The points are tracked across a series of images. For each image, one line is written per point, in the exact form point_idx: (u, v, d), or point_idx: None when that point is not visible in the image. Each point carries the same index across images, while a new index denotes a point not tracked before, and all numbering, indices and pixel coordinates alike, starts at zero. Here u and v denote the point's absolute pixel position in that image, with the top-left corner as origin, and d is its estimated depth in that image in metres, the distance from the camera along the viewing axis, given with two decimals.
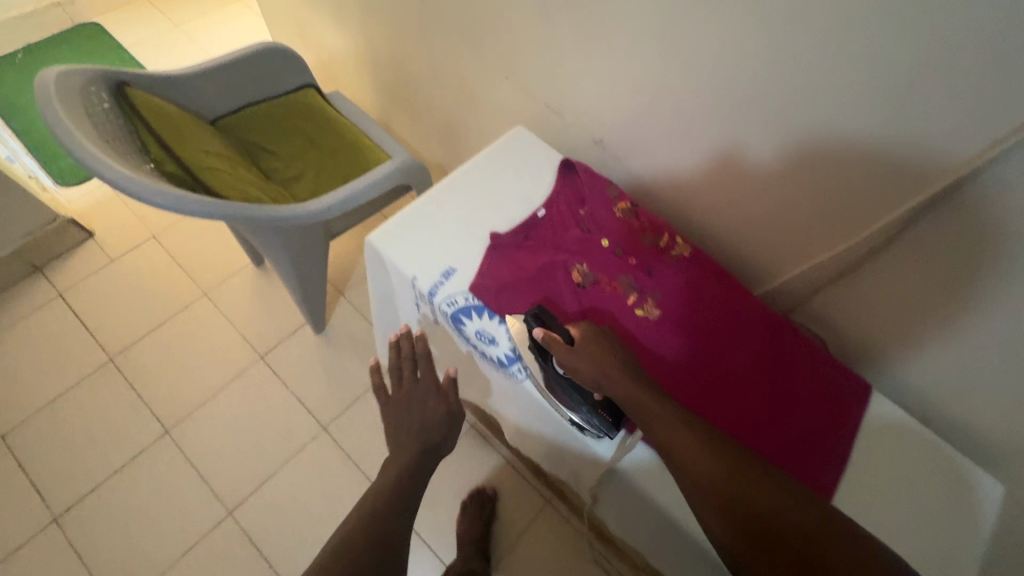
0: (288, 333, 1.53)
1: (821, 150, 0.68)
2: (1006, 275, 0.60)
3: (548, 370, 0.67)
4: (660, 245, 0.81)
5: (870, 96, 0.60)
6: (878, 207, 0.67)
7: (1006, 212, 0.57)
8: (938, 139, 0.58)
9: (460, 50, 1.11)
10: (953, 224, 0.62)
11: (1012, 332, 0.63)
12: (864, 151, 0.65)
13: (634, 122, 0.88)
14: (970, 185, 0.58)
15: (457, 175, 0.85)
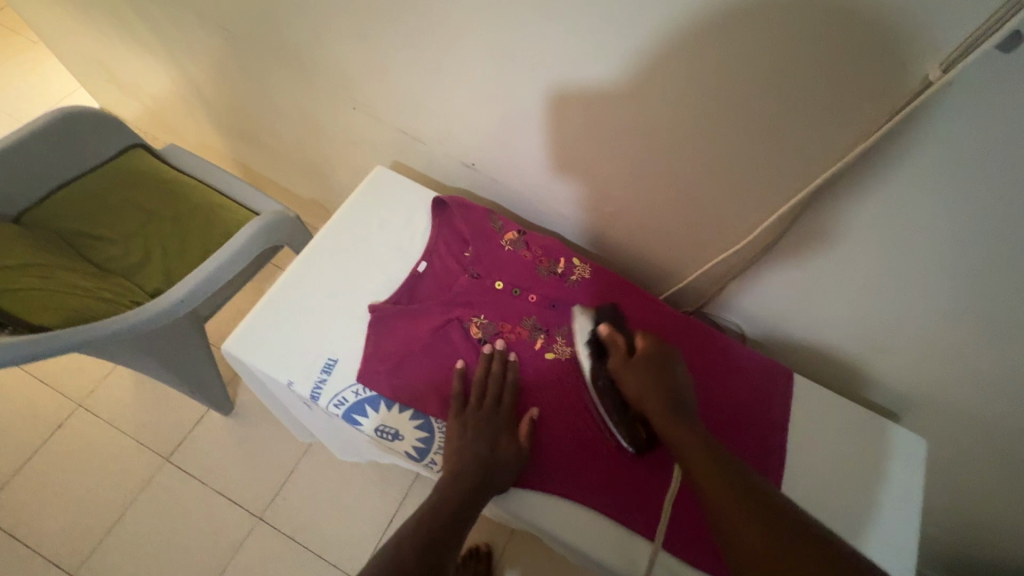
0: (192, 423, 1.36)
1: (692, 160, 0.64)
2: (915, 257, 0.57)
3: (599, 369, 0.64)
4: (557, 272, 0.75)
5: (755, 95, 0.53)
6: (752, 208, 0.65)
7: (875, 211, 0.56)
8: (801, 142, 0.55)
9: (298, 85, 0.97)
10: (867, 219, 0.57)
11: (924, 302, 0.61)
12: (756, 151, 0.58)
13: (506, 142, 0.79)
14: (879, 178, 0.53)
15: (321, 243, 0.73)
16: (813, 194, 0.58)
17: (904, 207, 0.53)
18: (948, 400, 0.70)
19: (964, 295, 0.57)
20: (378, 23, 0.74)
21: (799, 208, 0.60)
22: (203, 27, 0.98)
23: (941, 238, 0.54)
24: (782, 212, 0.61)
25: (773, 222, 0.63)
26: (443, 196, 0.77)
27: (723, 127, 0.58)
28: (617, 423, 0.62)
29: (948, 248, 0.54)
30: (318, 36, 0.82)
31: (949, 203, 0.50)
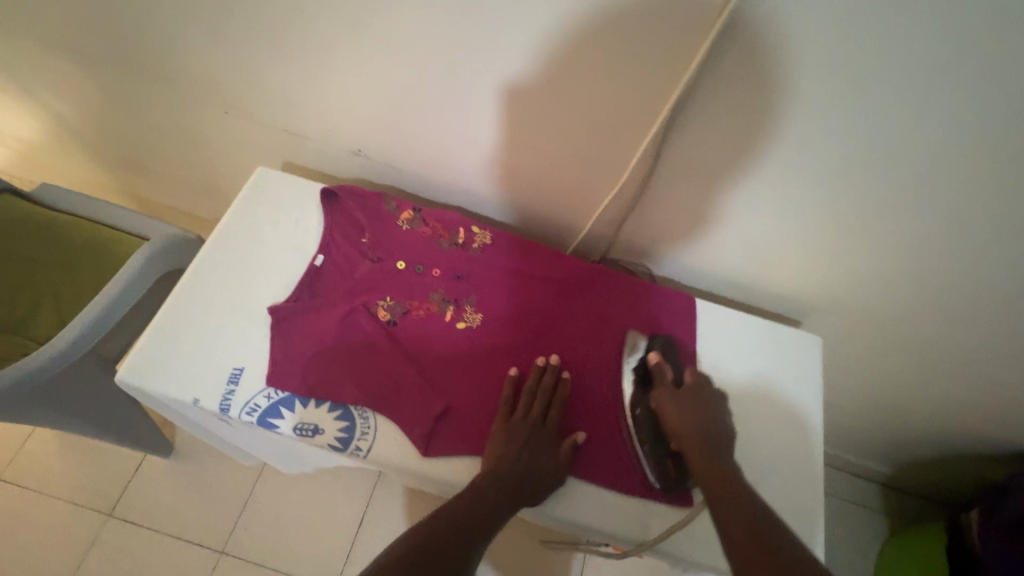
0: (132, 472, 1.29)
1: (563, 109, 0.66)
2: (770, 159, 0.61)
3: (642, 398, 0.66)
4: (458, 243, 0.75)
5: (594, 30, 0.55)
6: (625, 146, 0.67)
7: (729, 130, 0.60)
8: (649, 72, 0.57)
9: (164, 99, 0.92)
10: (722, 134, 0.61)
11: (788, 200, 0.66)
12: (611, 86, 0.61)
13: (384, 121, 0.78)
14: (720, 92, 0.56)
15: (209, 254, 0.70)
16: (670, 123, 0.61)
17: (747, 115, 0.57)
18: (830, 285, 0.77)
19: (818, 182, 0.62)
20: (228, 16, 0.70)
21: (662, 139, 0.63)
22: (45, 51, 0.90)
23: (783, 138, 0.58)
24: (648, 142, 0.64)
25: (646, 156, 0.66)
26: (330, 187, 0.75)
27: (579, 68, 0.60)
28: (649, 456, 0.63)
29: (794, 144, 0.59)
30: (170, 40, 0.78)
31: (779, 101, 0.55)
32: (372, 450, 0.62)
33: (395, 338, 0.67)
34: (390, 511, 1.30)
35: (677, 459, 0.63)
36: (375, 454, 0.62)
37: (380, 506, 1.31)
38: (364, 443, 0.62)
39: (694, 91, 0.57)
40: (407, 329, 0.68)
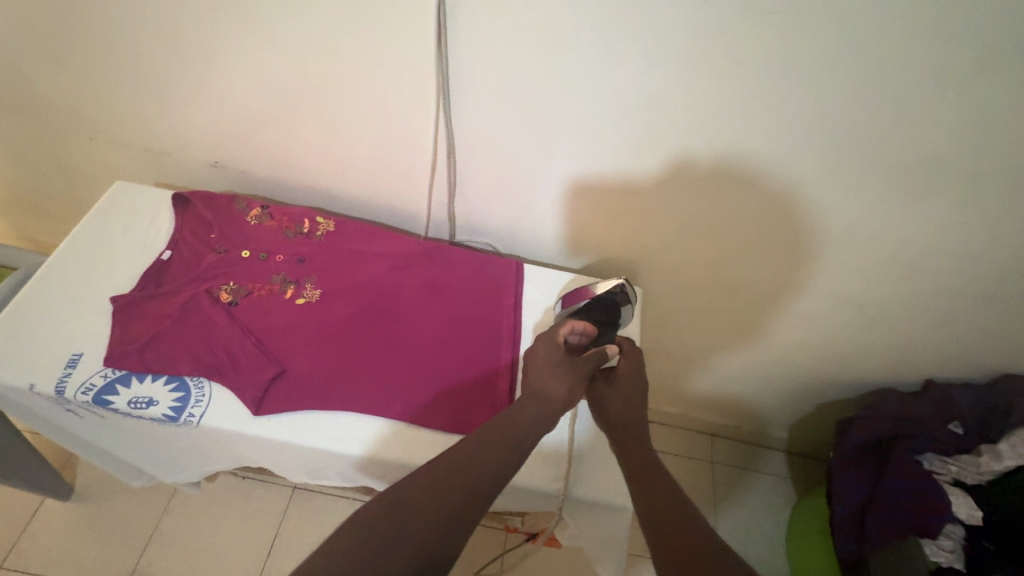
0: (25, 520, 1.25)
1: (366, 95, 0.77)
2: (535, 116, 0.75)
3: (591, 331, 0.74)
4: (302, 232, 0.83)
5: (365, 24, 0.68)
6: (424, 120, 0.79)
7: (495, 89, 0.73)
8: (412, 47, 0.70)
9: (35, 137, 0.98)
10: (491, 98, 0.74)
11: (566, 150, 0.79)
12: (397, 72, 0.73)
13: (230, 130, 0.88)
14: (473, 61, 0.70)
15: (58, 258, 0.76)
16: (447, 89, 0.74)
17: (503, 79, 0.71)
18: (632, 232, 0.90)
19: (578, 131, 0.76)
20: (69, 43, 0.80)
21: (446, 106, 0.76)
22: None
23: (535, 95, 0.72)
24: (441, 113, 0.77)
25: (443, 121, 0.78)
26: (180, 191, 0.82)
27: (362, 53, 0.72)
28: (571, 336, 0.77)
29: (548, 99, 0.73)
30: (29, 75, 0.87)
31: (518, 63, 0.69)
32: (205, 415, 0.66)
33: (236, 316, 0.73)
34: (301, 528, 1.30)
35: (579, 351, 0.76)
36: (209, 419, 0.66)
37: (291, 525, 1.31)
38: (198, 410, 0.67)
39: (457, 62, 0.71)
40: (248, 309, 0.74)
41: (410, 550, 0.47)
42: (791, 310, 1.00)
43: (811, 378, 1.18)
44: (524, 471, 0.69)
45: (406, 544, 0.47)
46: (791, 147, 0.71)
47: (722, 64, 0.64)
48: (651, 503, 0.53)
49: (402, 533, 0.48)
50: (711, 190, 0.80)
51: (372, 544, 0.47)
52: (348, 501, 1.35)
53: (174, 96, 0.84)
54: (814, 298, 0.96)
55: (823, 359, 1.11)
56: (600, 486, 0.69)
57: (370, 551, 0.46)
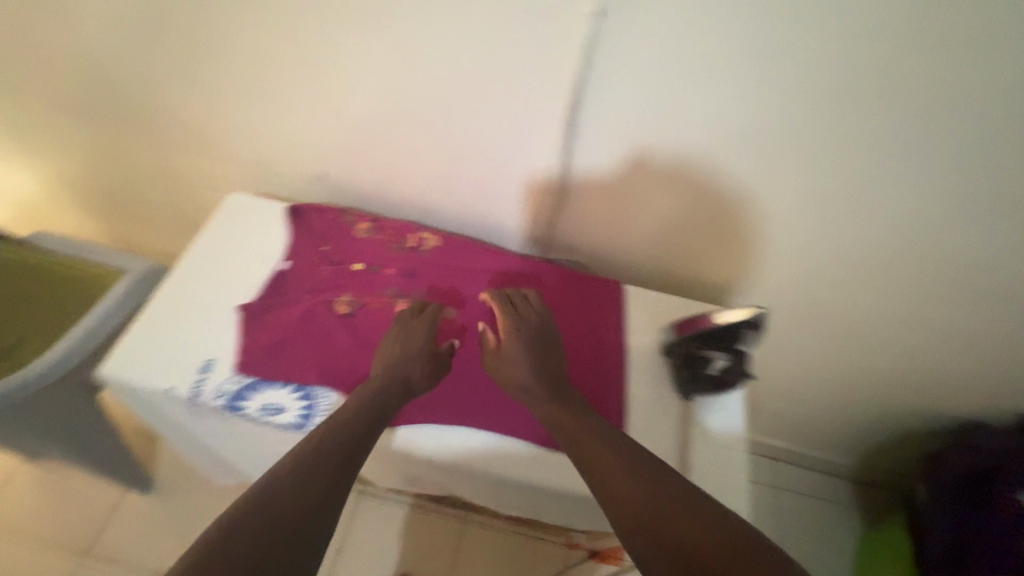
0: (109, 511, 1.29)
1: (487, 118, 0.79)
2: (660, 138, 0.75)
3: (706, 351, 0.74)
4: (410, 246, 0.85)
5: (506, 46, 0.70)
6: (541, 143, 0.80)
7: (620, 116, 0.74)
8: (546, 72, 0.71)
9: (153, 144, 1.03)
10: (618, 119, 0.75)
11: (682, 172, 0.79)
12: (530, 91, 0.74)
13: (344, 146, 0.91)
14: (609, 84, 0.71)
15: (186, 266, 0.80)
16: (572, 113, 0.75)
17: (634, 101, 0.72)
18: (733, 256, 0.90)
19: (699, 154, 0.76)
20: (208, 58, 0.85)
21: (568, 131, 0.77)
22: (44, 104, 1.03)
23: (664, 118, 0.73)
24: (565, 132, 0.77)
25: (561, 144, 0.79)
26: (295, 204, 0.86)
27: (494, 74, 0.74)
28: (685, 354, 0.75)
29: (677, 122, 0.73)
30: (163, 88, 0.92)
31: (655, 87, 0.70)
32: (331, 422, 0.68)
33: (352, 326, 0.75)
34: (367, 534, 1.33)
35: (687, 365, 0.75)
36: None
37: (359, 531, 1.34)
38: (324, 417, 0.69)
39: (592, 84, 0.71)
40: (361, 319, 0.76)
41: (266, 544, 0.48)
42: (887, 341, 0.97)
43: (894, 410, 1.15)
44: None
45: (280, 525, 0.50)
46: (926, 176, 0.70)
47: (868, 91, 0.64)
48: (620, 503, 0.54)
49: (272, 518, 0.50)
50: (825, 216, 0.80)
51: (245, 538, 0.48)
52: (412, 510, 1.37)
53: (299, 110, 0.87)
54: (912, 329, 0.94)
55: (912, 390, 1.08)
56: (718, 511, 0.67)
57: (247, 539, 0.48)
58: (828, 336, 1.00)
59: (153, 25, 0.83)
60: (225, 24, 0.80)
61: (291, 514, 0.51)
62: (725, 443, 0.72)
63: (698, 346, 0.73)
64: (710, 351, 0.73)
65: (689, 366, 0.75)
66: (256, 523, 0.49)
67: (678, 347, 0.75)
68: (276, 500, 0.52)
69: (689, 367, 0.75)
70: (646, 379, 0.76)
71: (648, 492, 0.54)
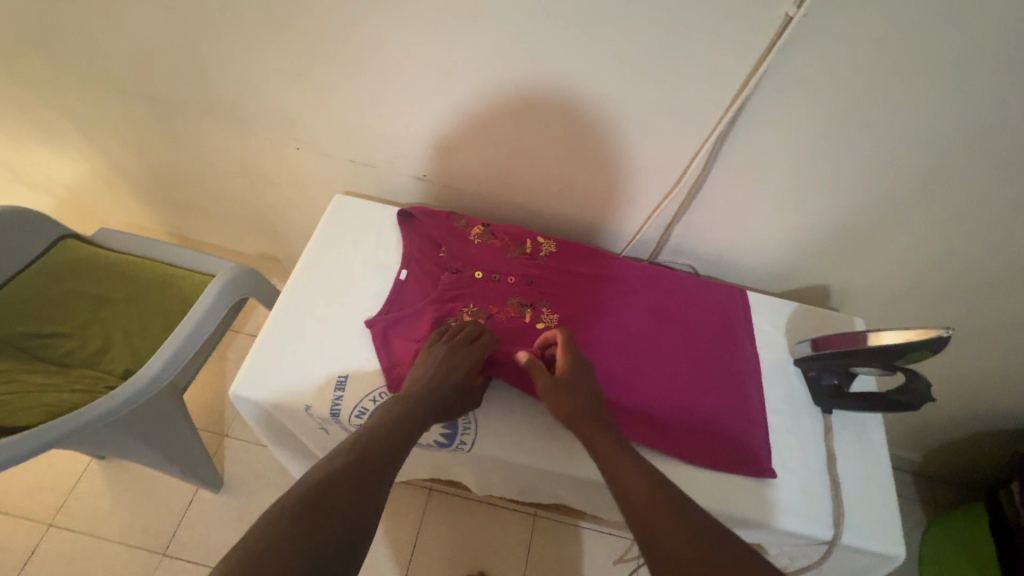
0: (183, 509, 1.27)
1: (628, 117, 0.76)
2: (814, 144, 0.73)
3: (859, 368, 0.68)
4: (526, 252, 0.82)
5: (672, 49, 0.66)
6: (686, 143, 0.78)
7: (782, 123, 0.72)
8: (714, 77, 0.68)
9: (241, 139, 0.99)
10: (776, 124, 0.72)
11: (824, 177, 0.78)
12: (686, 93, 0.71)
13: (456, 147, 0.89)
14: (778, 89, 0.68)
15: (301, 276, 0.79)
16: (733, 119, 0.72)
17: (800, 106, 0.69)
18: (848, 260, 0.89)
19: (850, 160, 0.74)
20: (322, 59, 0.80)
21: (722, 137, 0.75)
22: (121, 96, 0.97)
23: (826, 124, 0.70)
24: (715, 136, 0.75)
25: (709, 146, 0.76)
26: (407, 208, 0.83)
27: (649, 77, 0.70)
28: (831, 367, 0.71)
29: (840, 127, 0.70)
30: (266, 84, 0.87)
31: (828, 92, 0.67)
32: (473, 439, 0.71)
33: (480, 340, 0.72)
34: (440, 527, 1.34)
35: (831, 376, 0.72)
36: (476, 443, 0.71)
37: (430, 523, 1.35)
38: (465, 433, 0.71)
39: (760, 89, 0.68)
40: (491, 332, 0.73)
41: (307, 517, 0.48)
42: (987, 342, 0.98)
43: (973, 410, 1.16)
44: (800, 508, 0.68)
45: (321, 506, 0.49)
46: None
47: None
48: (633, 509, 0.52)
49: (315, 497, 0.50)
50: (961, 223, 0.79)
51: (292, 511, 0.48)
52: (481, 502, 1.39)
53: (415, 111, 0.84)
54: (1011, 333, 0.95)
55: (997, 391, 1.09)
56: (871, 532, 0.66)
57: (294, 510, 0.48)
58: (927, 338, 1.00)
59: (267, 25, 0.77)
60: (351, 26, 0.74)
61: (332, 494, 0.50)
62: (868, 459, 0.71)
63: (848, 362, 0.68)
64: (862, 368, 0.68)
65: (833, 377, 0.72)
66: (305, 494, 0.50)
67: (823, 359, 0.71)
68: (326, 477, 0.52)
69: (834, 379, 0.72)
70: (783, 387, 0.76)
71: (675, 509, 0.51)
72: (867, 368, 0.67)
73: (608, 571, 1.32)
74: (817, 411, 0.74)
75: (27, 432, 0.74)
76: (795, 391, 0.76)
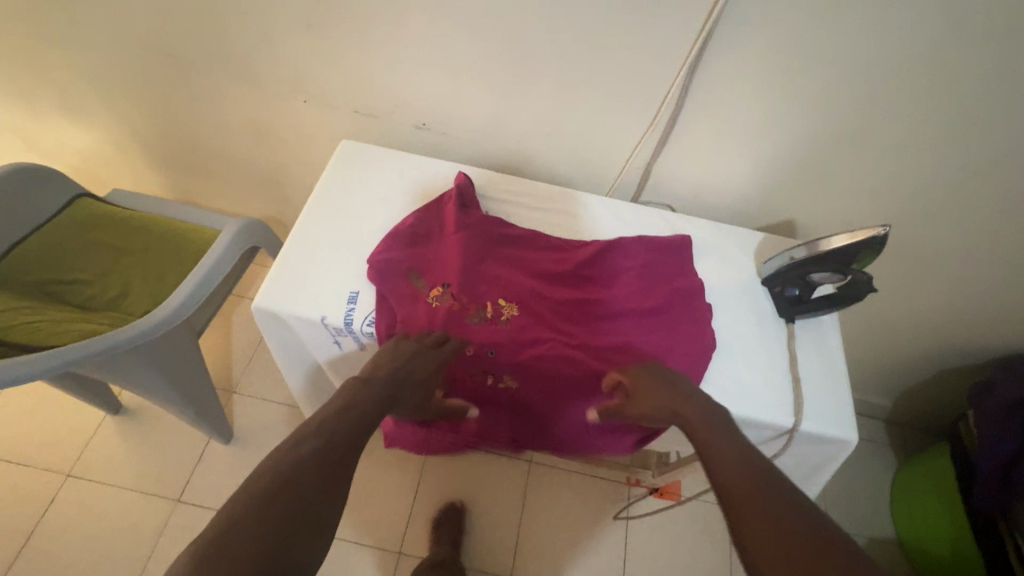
0: (196, 458, 1.34)
1: (606, 56, 0.84)
2: (772, 77, 0.81)
3: (815, 276, 0.77)
4: (487, 317, 0.76)
5: None
6: (661, 82, 0.85)
7: (742, 60, 0.80)
8: (683, 17, 0.76)
9: (248, 95, 1.05)
10: (739, 57, 0.80)
11: (787, 109, 0.85)
12: (657, 30, 0.79)
13: (451, 94, 0.95)
14: (737, 23, 0.76)
15: (312, 210, 0.86)
16: (697, 58, 0.81)
17: (758, 39, 0.77)
18: (814, 196, 0.98)
19: (808, 91, 0.82)
20: (328, 9, 0.87)
21: (689, 77, 0.83)
22: (134, 55, 1.03)
23: (780, 58, 0.79)
24: (686, 70, 0.82)
25: (681, 81, 0.84)
26: (370, 261, 0.78)
27: (627, 19, 0.78)
28: (790, 278, 0.79)
29: (794, 58, 0.78)
30: (269, 36, 0.93)
31: (781, 23, 0.75)
32: None
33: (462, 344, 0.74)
34: (442, 475, 1.42)
35: (790, 286, 0.80)
36: None
37: (432, 471, 1.42)
38: None
39: (722, 21, 0.76)
40: (482, 327, 0.75)
41: (272, 513, 0.47)
42: (943, 273, 1.07)
43: (936, 346, 1.25)
44: (770, 399, 0.76)
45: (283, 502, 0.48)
46: (1013, 109, 0.78)
47: (984, 29, 0.70)
48: (733, 480, 0.50)
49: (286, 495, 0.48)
50: (912, 152, 0.87)
51: (258, 504, 0.47)
52: (481, 451, 1.46)
53: (411, 57, 0.91)
54: (965, 264, 1.04)
55: (957, 326, 1.18)
56: (827, 419, 0.74)
57: (262, 513, 0.46)
58: (890, 269, 1.09)
59: None
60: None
61: (294, 490, 0.49)
62: (828, 358, 0.79)
63: (806, 270, 0.77)
64: (819, 275, 0.76)
65: (793, 286, 0.80)
66: (267, 491, 0.48)
67: (783, 271, 0.80)
68: (283, 479, 0.49)
69: (794, 287, 0.80)
70: (752, 299, 0.84)
71: (779, 495, 0.48)
72: (823, 275, 0.76)
73: (600, 512, 1.40)
74: (781, 321, 0.82)
75: (55, 350, 0.81)
76: (765, 302, 0.84)
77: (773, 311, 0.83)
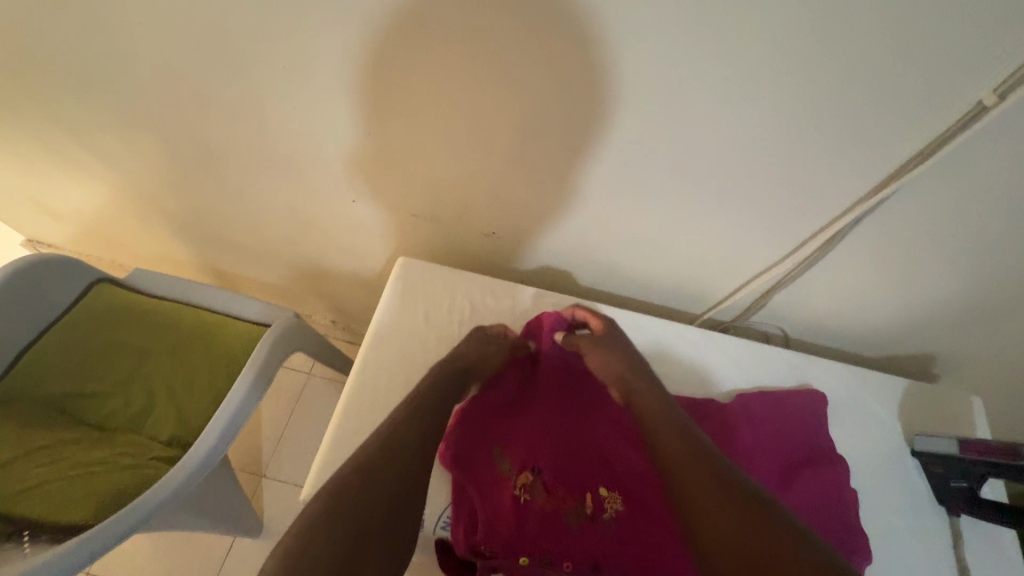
0: (221, 555, 1.22)
1: (735, 184, 0.68)
2: (948, 222, 0.65)
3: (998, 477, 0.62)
4: (587, 513, 0.63)
5: (800, 118, 0.59)
6: (798, 213, 0.70)
7: (912, 201, 0.64)
8: (850, 151, 0.61)
9: (290, 186, 0.92)
10: (910, 197, 0.64)
11: (955, 253, 0.69)
12: (810, 162, 0.63)
13: (530, 207, 0.81)
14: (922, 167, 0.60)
15: (365, 367, 0.73)
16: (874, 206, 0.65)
17: (945, 185, 0.61)
18: (962, 343, 0.81)
19: (991, 241, 0.66)
20: (395, 114, 0.73)
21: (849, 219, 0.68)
22: (165, 138, 0.90)
23: (966, 206, 0.63)
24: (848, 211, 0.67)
25: (843, 225, 0.69)
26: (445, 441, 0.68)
27: (774, 150, 0.63)
28: (960, 468, 0.65)
29: (982, 205, 0.62)
30: (322, 133, 0.79)
31: (980, 170, 0.59)
32: None
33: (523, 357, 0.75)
34: None
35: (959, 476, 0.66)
36: None
37: None
38: None
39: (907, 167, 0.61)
40: (582, 527, 0.62)
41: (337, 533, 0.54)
42: None
43: None
44: None
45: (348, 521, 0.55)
46: None
47: None
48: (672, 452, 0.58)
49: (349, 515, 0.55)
50: None
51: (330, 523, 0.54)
52: None
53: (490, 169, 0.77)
54: None
55: None
56: None
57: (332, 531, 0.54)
58: None
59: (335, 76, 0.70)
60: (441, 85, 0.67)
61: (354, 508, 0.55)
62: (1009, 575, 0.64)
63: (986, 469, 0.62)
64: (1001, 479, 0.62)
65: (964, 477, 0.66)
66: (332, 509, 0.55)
67: (953, 456, 0.66)
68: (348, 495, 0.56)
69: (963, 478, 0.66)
70: (907, 483, 0.69)
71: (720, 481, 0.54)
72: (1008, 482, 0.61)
73: None
74: (943, 512, 0.68)
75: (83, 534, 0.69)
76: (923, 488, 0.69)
77: (933, 502, 0.68)
